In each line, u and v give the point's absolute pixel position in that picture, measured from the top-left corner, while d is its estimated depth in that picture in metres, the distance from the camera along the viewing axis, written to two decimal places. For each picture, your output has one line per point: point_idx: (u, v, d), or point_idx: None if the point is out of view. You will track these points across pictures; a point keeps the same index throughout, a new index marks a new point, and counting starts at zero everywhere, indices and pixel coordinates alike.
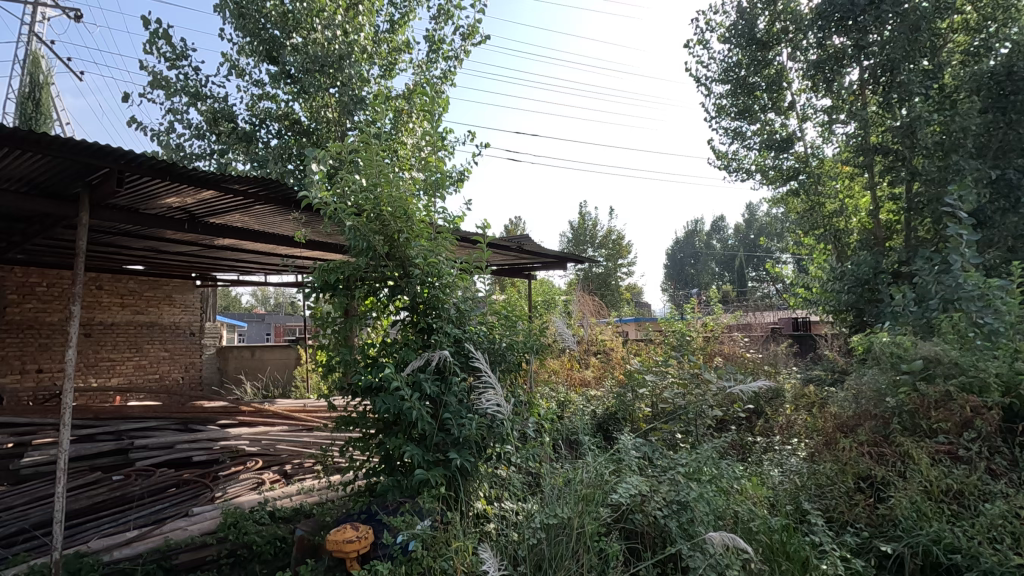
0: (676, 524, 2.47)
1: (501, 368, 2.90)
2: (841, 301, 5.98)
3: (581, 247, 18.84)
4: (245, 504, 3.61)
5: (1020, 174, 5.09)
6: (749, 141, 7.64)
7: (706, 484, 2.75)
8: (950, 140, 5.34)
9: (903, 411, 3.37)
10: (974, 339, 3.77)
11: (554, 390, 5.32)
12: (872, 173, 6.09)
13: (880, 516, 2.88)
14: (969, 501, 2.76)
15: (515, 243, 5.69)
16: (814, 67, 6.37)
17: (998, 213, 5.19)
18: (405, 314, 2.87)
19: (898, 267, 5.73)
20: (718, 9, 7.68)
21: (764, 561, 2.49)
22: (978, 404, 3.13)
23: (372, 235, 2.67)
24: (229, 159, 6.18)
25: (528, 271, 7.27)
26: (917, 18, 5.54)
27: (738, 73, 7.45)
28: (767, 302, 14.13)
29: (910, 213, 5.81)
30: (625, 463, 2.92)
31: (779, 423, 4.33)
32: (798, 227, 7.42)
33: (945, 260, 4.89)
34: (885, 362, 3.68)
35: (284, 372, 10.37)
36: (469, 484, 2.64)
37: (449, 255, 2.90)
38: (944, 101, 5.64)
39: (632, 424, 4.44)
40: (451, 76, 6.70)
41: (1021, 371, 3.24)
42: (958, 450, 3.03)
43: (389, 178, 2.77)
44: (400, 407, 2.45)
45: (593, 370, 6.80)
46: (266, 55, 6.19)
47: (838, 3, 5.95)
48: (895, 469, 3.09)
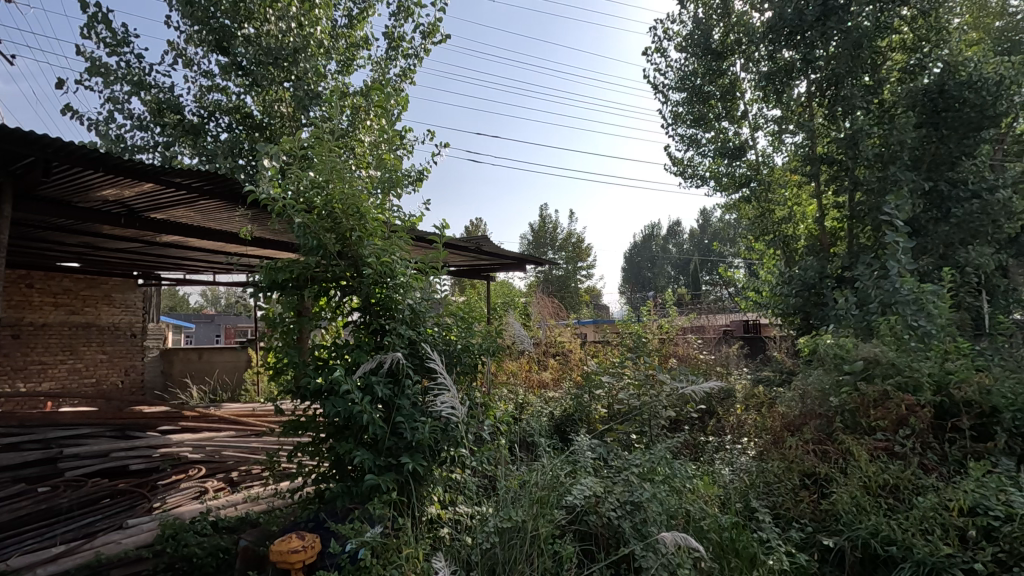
0: (628, 524, 2.49)
1: (456, 370, 2.85)
2: (789, 304, 6.23)
3: (540, 250, 18.97)
4: (186, 514, 3.44)
5: (951, 186, 5.46)
6: (703, 149, 7.83)
7: (659, 484, 2.78)
8: (888, 153, 5.62)
9: (845, 410, 3.50)
10: (909, 341, 3.96)
11: (513, 392, 5.32)
12: (818, 182, 6.37)
13: (823, 511, 3.00)
14: (904, 495, 2.89)
15: (474, 244, 5.64)
16: (766, 79, 6.58)
17: (931, 222, 5.52)
18: (358, 315, 2.79)
19: (841, 272, 5.98)
20: (675, 18, 7.87)
21: (714, 558, 2.54)
22: (913, 403, 3.28)
23: (323, 232, 2.59)
24: (174, 152, 5.89)
25: (487, 272, 7.23)
26: (859, 36, 5.79)
27: (693, 82, 7.62)
28: (720, 305, 14.55)
29: (852, 221, 6.08)
30: (580, 465, 2.92)
31: (730, 423, 4.44)
32: (749, 232, 7.67)
33: (883, 266, 5.14)
34: (829, 363, 3.85)
35: (233, 375, 9.99)
36: (422, 489, 2.59)
37: (404, 255, 2.83)
38: (884, 115, 5.93)
39: (589, 425, 4.48)
40: (410, 75, 6.59)
41: (951, 371, 3.43)
42: (896, 446, 3.17)
43: (342, 175, 2.68)
44: (350, 410, 2.38)
45: (551, 371, 6.83)
46: (216, 45, 5.95)
47: (788, 18, 6.16)
48: (837, 466, 3.21)
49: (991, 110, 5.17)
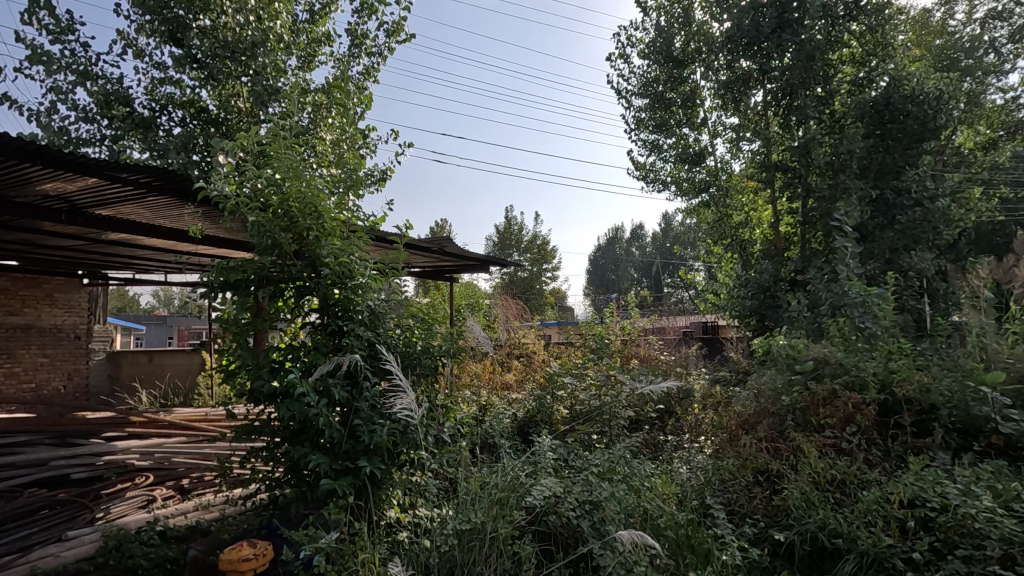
0: (587, 524, 2.51)
1: (416, 372, 2.82)
2: (745, 306, 6.43)
3: (506, 252, 19.02)
4: (132, 524, 3.30)
5: (896, 195, 5.74)
6: (665, 154, 7.97)
7: (618, 483, 2.82)
8: (838, 161, 5.88)
9: (796, 409, 3.63)
10: (856, 342, 4.13)
11: (475, 393, 5.32)
12: (773, 188, 6.59)
13: (775, 507, 3.10)
14: (850, 490, 3.00)
15: (437, 245, 5.59)
16: (724, 87, 6.78)
17: (877, 229, 5.79)
18: (316, 316, 2.72)
19: (794, 275, 6.21)
20: (638, 25, 8.03)
21: (670, 555, 2.59)
22: (858, 401, 3.42)
23: (278, 232, 2.53)
24: (122, 146, 5.63)
25: (450, 273, 7.19)
26: (812, 48, 6.03)
27: (655, 88, 7.78)
28: (681, 306, 14.84)
29: (805, 226, 6.32)
30: (540, 466, 2.93)
31: (689, 422, 4.53)
32: (708, 236, 7.87)
33: (833, 270, 5.37)
34: (782, 363, 3.99)
35: (186, 379, 9.62)
36: (380, 493, 2.55)
37: (363, 255, 2.77)
38: (835, 125, 6.18)
39: (550, 427, 4.49)
40: (373, 73, 6.48)
41: (894, 370, 3.60)
42: (843, 443, 3.29)
43: (300, 173, 2.61)
44: (305, 413, 2.32)
45: (515, 373, 6.82)
46: (170, 36, 5.72)
47: (745, 29, 6.35)
48: (788, 462, 3.32)
49: (932, 123, 5.49)
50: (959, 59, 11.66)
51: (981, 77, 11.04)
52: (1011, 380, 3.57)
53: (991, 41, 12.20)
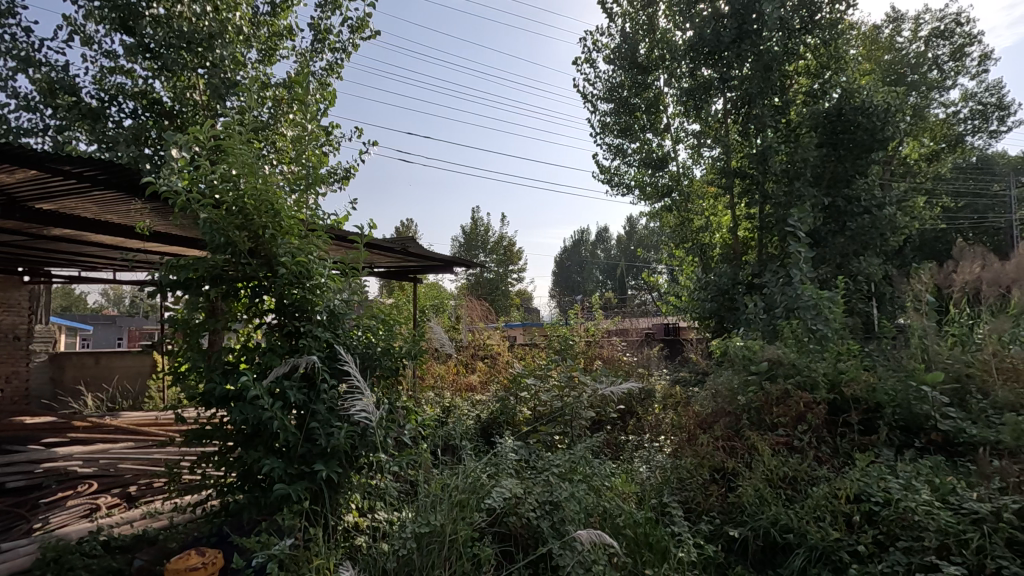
0: (547, 524, 2.52)
1: (376, 374, 2.77)
2: (704, 308, 6.60)
3: (472, 253, 18.98)
4: (73, 534, 3.15)
5: (846, 202, 5.99)
6: (629, 158, 8.05)
7: (578, 483, 2.85)
8: (793, 169, 6.11)
9: (751, 408, 3.74)
10: (808, 343, 4.29)
11: (439, 395, 5.28)
12: (732, 194, 6.78)
13: (730, 504, 3.19)
14: (801, 486, 3.11)
15: (400, 245, 5.53)
16: (686, 94, 6.93)
17: (830, 234, 6.04)
18: (272, 317, 2.65)
19: (751, 279, 6.41)
20: (604, 30, 8.15)
21: (628, 553, 2.63)
22: (809, 400, 3.56)
23: (232, 229, 2.45)
24: (69, 137, 5.36)
25: (414, 274, 7.10)
26: (769, 59, 6.24)
27: (620, 93, 7.87)
28: (644, 308, 15.10)
29: (762, 231, 6.52)
30: (501, 467, 2.93)
31: (649, 422, 4.60)
32: (670, 240, 8.04)
33: (787, 274, 5.56)
34: (738, 364, 4.11)
35: (136, 382, 9.23)
36: (337, 497, 2.51)
37: (321, 254, 2.71)
38: (790, 134, 6.40)
39: (513, 428, 4.49)
40: (337, 69, 6.36)
41: (843, 370, 3.75)
42: (794, 441, 3.41)
43: (256, 169, 2.54)
44: (258, 416, 2.26)
45: (479, 374, 6.79)
46: (121, 24, 5.47)
47: (707, 38, 6.53)
48: (742, 460, 3.42)
49: (880, 135, 5.78)
50: (905, 74, 12.27)
51: (925, 91, 11.63)
52: (949, 380, 3.77)
53: (934, 58, 12.89)
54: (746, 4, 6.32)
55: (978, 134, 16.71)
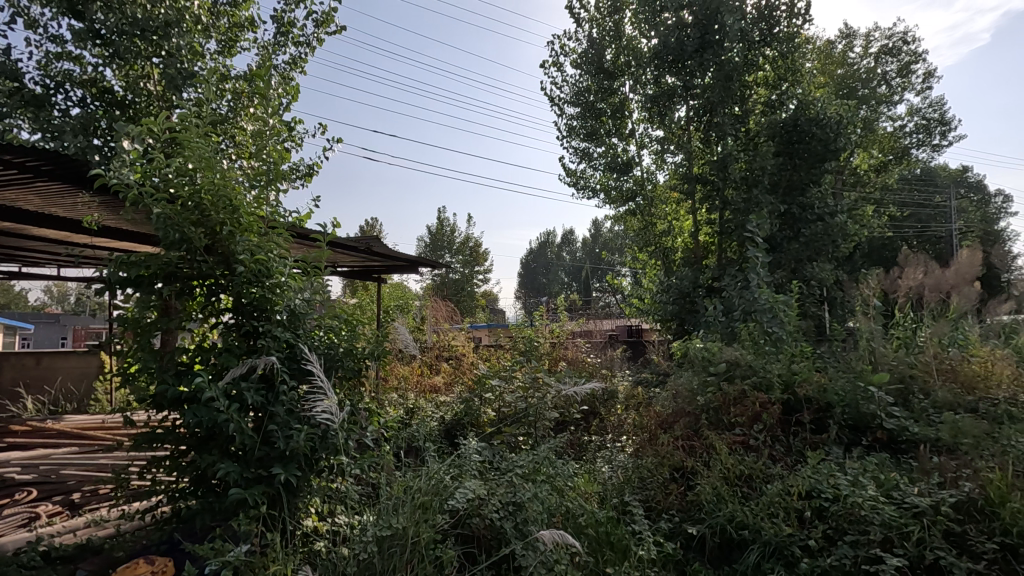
0: (510, 525, 2.52)
1: (338, 375, 2.72)
2: (666, 311, 6.74)
3: (437, 253, 18.86)
4: (9, 546, 2.97)
5: (801, 210, 6.23)
6: (594, 162, 8.15)
7: (542, 484, 2.87)
8: (752, 177, 6.31)
9: (709, 408, 3.84)
10: (764, 345, 4.43)
11: (403, 397, 5.22)
12: (693, 200, 6.96)
13: (689, 502, 3.26)
14: (756, 484, 3.21)
15: (364, 244, 5.43)
16: (651, 101, 7.06)
17: (785, 240, 6.26)
18: (229, 317, 2.57)
19: (711, 282, 6.58)
20: (571, 35, 8.23)
21: (590, 552, 2.66)
22: (765, 400, 3.68)
23: (187, 225, 2.36)
24: (9, 123, 4.97)
25: (379, 273, 7.00)
26: (730, 69, 6.43)
27: (586, 98, 7.97)
28: (608, 310, 15.32)
29: (721, 236, 6.71)
30: (465, 468, 2.91)
31: (612, 422, 4.66)
32: (634, 243, 8.18)
33: (745, 278, 5.73)
34: (698, 366, 4.21)
35: (81, 384, 8.79)
36: (296, 501, 2.45)
37: (282, 253, 2.64)
38: (749, 142, 6.60)
39: (477, 429, 4.47)
40: (300, 63, 6.22)
41: (797, 372, 3.89)
42: (750, 440, 3.52)
43: (214, 164, 2.46)
44: (214, 419, 2.19)
45: (443, 376, 6.74)
46: (68, 8, 5.21)
47: (671, 46, 6.67)
48: (701, 459, 3.50)
49: (832, 145, 6.05)
50: (857, 88, 12.84)
51: (875, 105, 12.19)
52: (894, 381, 3.96)
53: (883, 74, 13.55)
54: (708, 15, 6.51)
55: (922, 148, 17.62)
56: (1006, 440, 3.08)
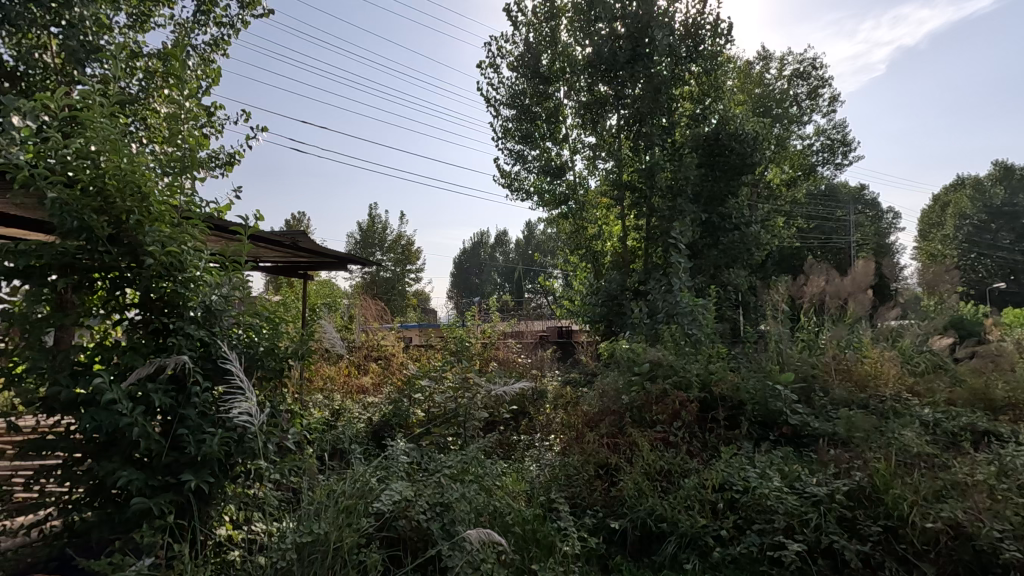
0: (437, 525, 2.51)
1: (258, 376, 2.58)
2: (595, 313, 6.94)
3: (368, 250, 18.42)
4: None
5: (720, 218, 6.61)
6: (529, 165, 8.23)
7: (470, 484, 2.87)
8: (677, 186, 6.62)
9: (633, 407, 3.99)
10: (684, 346, 4.67)
11: (328, 398, 5.05)
12: (622, 206, 7.19)
13: (612, 497, 3.37)
14: (674, 478, 3.37)
15: (289, 239, 5.19)
16: (584, 107, 7.24)
17: (706, 247, 6.62)
18: (137, 314, 2.38)
19: (638, 286, 6.85)
20: (509, 38, 8.29)
21: (517, 550, 2.69)
22: (684, 399, 3.87)
23: (88, 212, 2.16)
24: None
25: (305, 270, 6.72)
26: (659, 82, 6.71)
27: (522, 101, 8.03)
28: (539, 310, 15.56)
29: (648, 241, 6.99)
30: (392, 470, 2.85)
31: (540, 421, 4.73)
32: (566, 246, 8.35)
33: (669, 282, 6.00)
34: (624, 366, 4.36)
35: None
36: (208, 509, 2.31)
37: (198, 245, 2.47)
38: (675, 152, 6.92)
39: (406, 430, 4.40)
40: (222, 45, 5.86)
41: (713, 372, 4.12)
42: (670, 437, 3.69)
43: (121, 146, 2.27)
44: (116, 423, 2.02)
45: (371, 376, 6.56)
46: None
47: (604, 56, 6.87)
48: (625, 456, 3.63)
49: (749, 159, 6.51)
50: (771, 108, 13.80)
51: (786, 124, 13.16)
52: (798, 380, 4.28)
53: (794, 96, 14.64)
54: (640, 29, 6.81)
55: (827, 165, 19.16)
56: (890, 433, 3.42)
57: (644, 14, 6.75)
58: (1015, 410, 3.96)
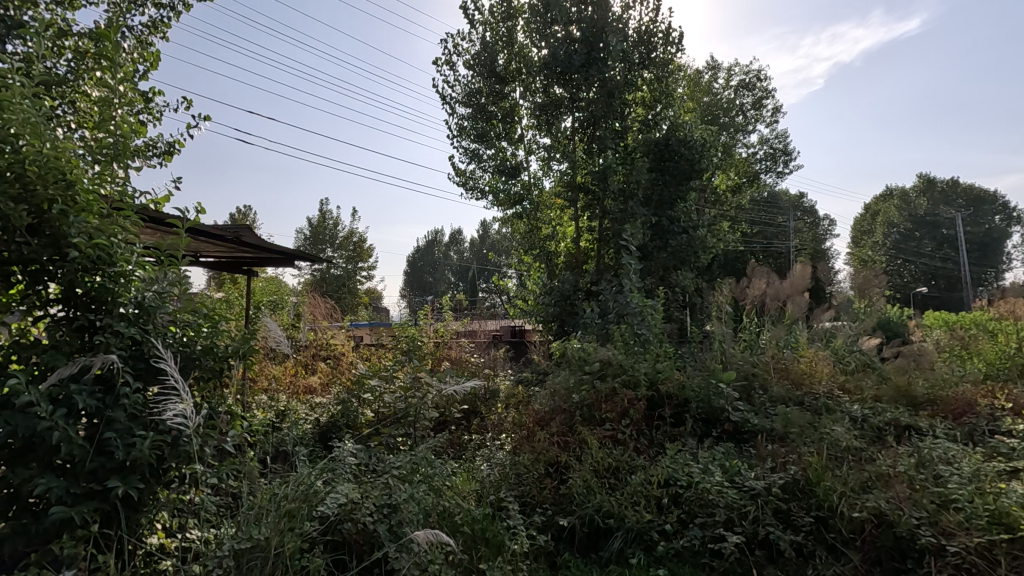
0: (384, 527, 2.46)
1: (195, 376, 2.46)
2: (548, 312, 7.01)
3: (318, 247, 17.96)
4: None
5: (669, 222, 6.81)
6: (484, 164, 8.20)
7: (419, 485, 2.83)
8: (629, 190, 6.77)
9: (583, 405, 4.05)
10: (634, 346, 4.79)
11: (273, 399, 4.88)
12: (576, 208, 7.30)
13: (561, 495, 3.41)
14: (622, 475, 3.44)
15: (232, 233, 4.98)
16: (540, 109, 7.29)
17: (656, 249, 6.80)
18: (61, 311, 2.22)
19: (590, 286, 6.96)
20: (465, 36, 8.26)
21: (465, 550, 2.68)
22: (632, 397, 3.97)
23: (3, 200, 2.00)
24: None
25: (249, 266, 6.47)
26: (612, 87, 6.84)
27: (478, 99, 7.99)
28: (493, 310, 15.59)
29: (600, 243, 7.12)
30: (338, 472, 2.78)
31: (492, 421, 4.73)
32: (520, 246, 8.38)
33: (620, 283, 6.12)
34: (574, 365, 4.43)
35: None
36: (138, 517, 2.18)
37: (129, 237, 2.33)
38: (627, 156, 7.07)
39: (354, 431, 4.31)
40: (161, 28, 5.56)
41: (660, 371, 4.24)
42: (618, 434, 3.77)
43: (43, 130, 2.11)
44: (33, 427, 1.88)
45: (319, 376, 6.38)
46: None
47: (559, 59, 6.94)
48: (574, 454, 3.68)
49: (697, 165, 6.74)
50: (719, 117, 14.33)
51: (733, 133, 13.71)
52: (740, 378, 4.45)
53: (740, 105, 15.24)
54: (595, 34, 6.93)
55: (770, 173, 20.05)
56: (823, 429, 3.61)
57: (599, 19, 6.87)
58: (934, 405, 4.26)
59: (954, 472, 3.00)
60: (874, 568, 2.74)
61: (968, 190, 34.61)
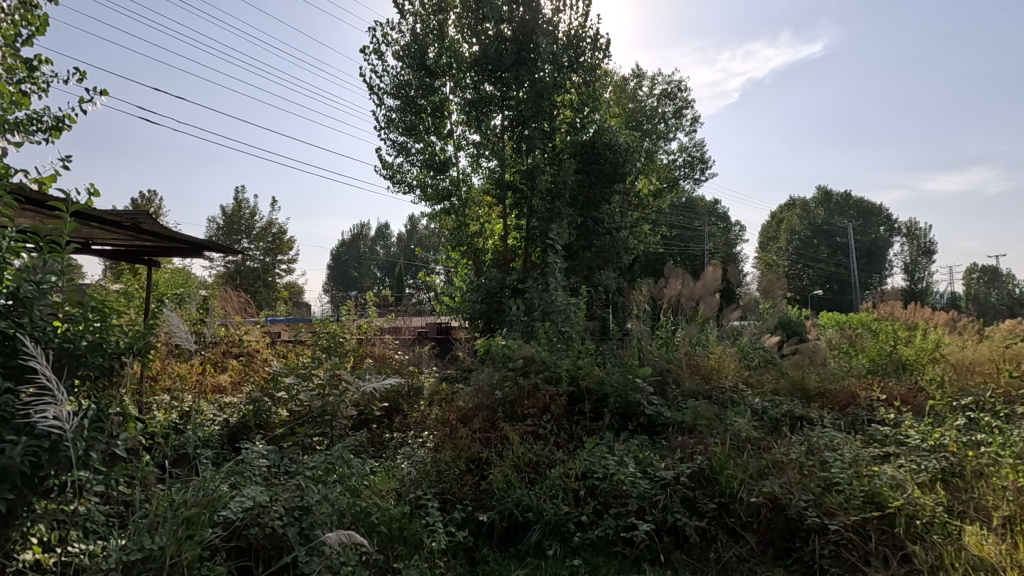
0: (294, 531, 2.35)
1: (81, 375, 2.24)
2: (474, 309, 7.01)
3: (232, 238, 16.92)
4: None
5: (593, 223, 7.04)
6: (412, 158, 8.02)
7: (334, 485, 2.74)
8: (556, 190, 6.92)
9: (505, 401, 4.08)
10: (556, 343, 4.90)
11: (176, 400, 4.54)
12: (505, 206, 7.35)
13: (481, 491, 3.42)
14: (541, 469, 3.51)
15: (130, 219, 4.58)
16: (470, 105, 7.24)
17: (580, 249, 6.99)
18: None
19: (516, 284, 7.04)
20: (394, 26, 8.07)
21: (381, 550, 2.64)
22: (553, 393, 4.05)
23: None
24: None
25: (151, 257, 5.98)
26: (541, 88, 6.94)
27: (407, 92, 7.81)
28: (419, 307, 15.37)
29: (528, 241, 7.23)
30: (246, 475, 2.64)
31: (414, 419, 4.66)
32: (447, 242, 8.27)
33: (545, 281, 6.21)
34: (498, 361, 4.45)
35: None
36: (7, 531, 1.95)
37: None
38: (555, 157, 7.19)
39: (266, 432, 4.09)
40: None
41: (581, 368, 4.36)
42: (539, 430, 3.84)
43: None
44: None
45: (230, 374, 6.01)
46: None
47: (490, 57, 6.95)
48: (495, 449, 3.70)
49: (620, 168, 6.98)
50: (643, 124, 14.93)
51: (655, 140, 14.33)
52: (655, 373, 4.67)
53: (662, 114, 15.94)
54: (525, 34, 6.99)
55: (688, 180, 21.13)
56: (727, 420, 3.86)
57: (530, 20, 6.94)
58: (823, 398, 4.67)
59: (836, 457, 3.31)
60: (767, 548, 2.97)
61: (859, 203, 38.18)
